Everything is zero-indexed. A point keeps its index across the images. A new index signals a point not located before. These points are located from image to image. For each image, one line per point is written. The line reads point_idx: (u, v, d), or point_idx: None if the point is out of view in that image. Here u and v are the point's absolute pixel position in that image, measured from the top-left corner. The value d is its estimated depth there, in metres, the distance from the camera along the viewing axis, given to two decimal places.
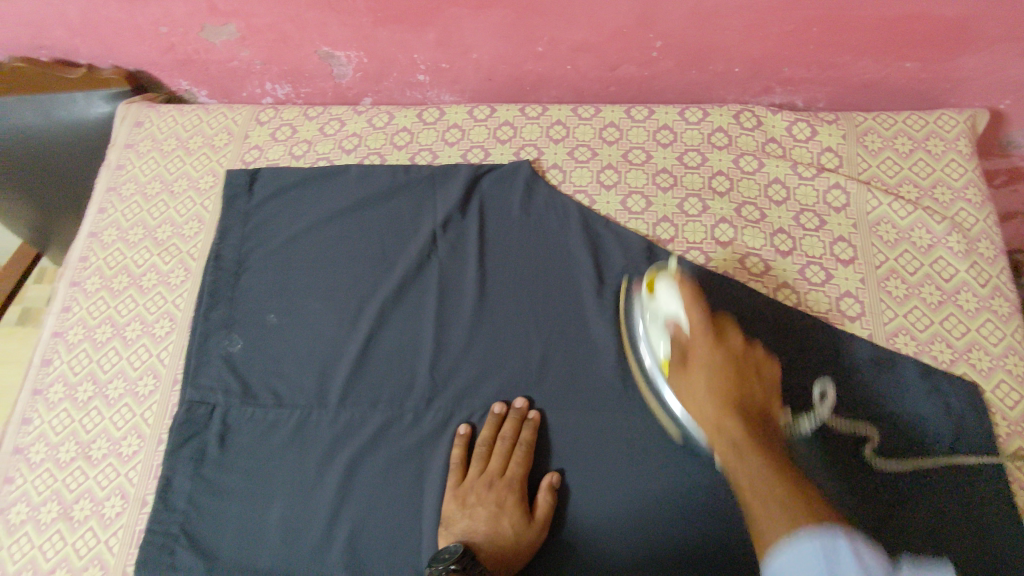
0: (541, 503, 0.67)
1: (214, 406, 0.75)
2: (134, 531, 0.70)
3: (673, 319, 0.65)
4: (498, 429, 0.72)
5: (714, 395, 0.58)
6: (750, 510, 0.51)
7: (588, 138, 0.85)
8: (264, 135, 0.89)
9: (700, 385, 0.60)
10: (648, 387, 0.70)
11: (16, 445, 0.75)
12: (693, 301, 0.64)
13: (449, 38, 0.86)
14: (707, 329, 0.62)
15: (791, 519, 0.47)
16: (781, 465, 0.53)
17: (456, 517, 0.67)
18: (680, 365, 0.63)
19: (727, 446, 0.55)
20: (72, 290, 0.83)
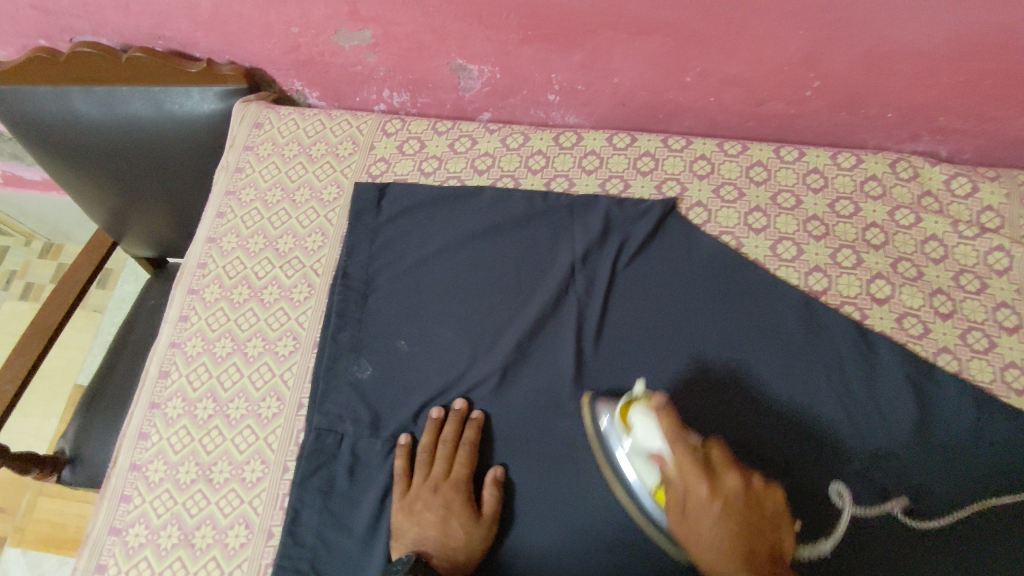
0: (490, 502, 0.67)
1: (342, 435, 0.71)
2: (260, 565, 0.67)
3: (658, 455, 0.60)
4: (438, 433, 0.71)
5: (727, 537, 0.55)
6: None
7: (734, 176, 0.81)
8: (391, 146, 0.86)
9: (704, 527, 0.56)
10: (608, 463, 0.66)
11: (133, 461, 0.72)
12: (676, 439, 0.58)
13: (596, 62, 0.82)
14: (702, 472, 0.57)
15: None
16: None
17: (405, 527, 0.67)
18: (677, 509, 0.59)
19: None
20: (190, 298, 0.80)
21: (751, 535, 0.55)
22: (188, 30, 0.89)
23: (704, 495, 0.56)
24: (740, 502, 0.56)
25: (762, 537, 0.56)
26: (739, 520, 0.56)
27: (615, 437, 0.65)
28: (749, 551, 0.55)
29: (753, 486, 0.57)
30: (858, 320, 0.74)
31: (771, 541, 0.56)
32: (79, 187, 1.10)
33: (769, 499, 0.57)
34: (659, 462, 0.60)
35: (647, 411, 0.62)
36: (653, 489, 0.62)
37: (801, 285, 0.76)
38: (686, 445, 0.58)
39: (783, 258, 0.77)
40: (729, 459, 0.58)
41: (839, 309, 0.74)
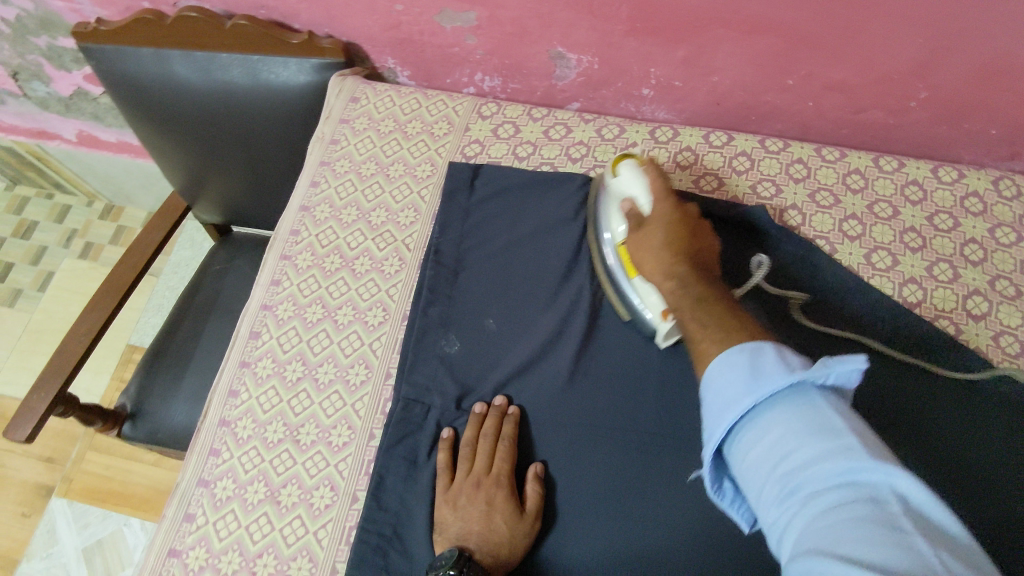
0: (533, 496, 0.65)
1: (429, 406, 0.72)
2: (344, 527, 0.68)
3: (630, 199, 0.71)
4: (480, 428, 0.70)
5: (667, 241, 0.65)
6: (690, 332, 0.57)
7: (830, 181, 0.81)
8: (486, 129, 0.88)
9: (659, 234, 0.66)
10: (608, 279, 0.75)
11: (223, 417, 0.74)
12: (654, 181, 0.70)
13: (698, 58, 0.82)
14: (664, 196, 0.69)
15: (725, 338, 0.53)
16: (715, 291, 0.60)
17: (449, 521, 0.65)
18: (635, 226, 0.69)
19: (676, 291, 0.62)
20: (282, 263, 0.82)
21: (694, 250, 0.66)
22: (293, 1, 0.91)
23: (665, 207, 0.68)
24: (690, 219, 0.68)
25: (702, 254, 0.66)
26: (687, 236, 0.66)
27: (604, 209, 0.75)
28: (691, 264, 0.64)
29: (701, 225, 0.69)
30: (953, 334, 0.72)
31: (705, 255, 0.66)
32: (162, 148, 1.13)
33: (712, 253, 0.68)
34: (630, 205, 0.71)
35: (635, 165, 0.73)
36: (619, 242, 0.72)
37: (894, 295, 0.74)
38: (662, 187, 0.69)
39: (878, 267, 0.76)
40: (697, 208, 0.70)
41: (934, 322, 0.72)
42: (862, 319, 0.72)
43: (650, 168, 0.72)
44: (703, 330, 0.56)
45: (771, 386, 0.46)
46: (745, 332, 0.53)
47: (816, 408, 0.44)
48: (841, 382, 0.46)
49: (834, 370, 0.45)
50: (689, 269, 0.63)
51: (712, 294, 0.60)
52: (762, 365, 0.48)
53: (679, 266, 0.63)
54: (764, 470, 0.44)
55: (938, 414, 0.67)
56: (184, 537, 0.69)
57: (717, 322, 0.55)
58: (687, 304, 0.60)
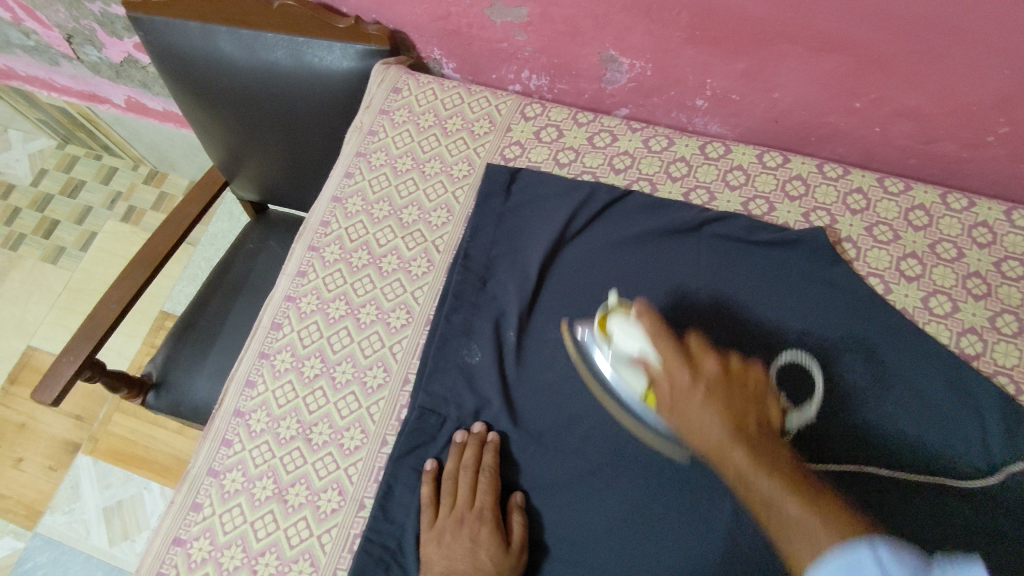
0: (517, 531, 0.63)
1: (445, 418, 0.70)
2: (349, 534, 0.66)
3: (639, 357, 0.62)
4: (461, 459, 0.68)
5: (716, 415, 0.56)
6: (764, 515, 0.51)
7: (890, 216, 0.75)
8: (528, 131, 0.84)
9: (699, 408, 0.57)
10: (607, 392, 0.68)
11: (238, 407, 0.73)
12: (659, 339, 0.61)
13: (760, 73, 0.77)
14: (678, 358, 0.60)
15: (836, 531, 0.47)
16: (785, 472, 0.52)
17: (434, 560, 0.63)
18: (666, 409, 0.59)
19: (731, 476, 0.53)
20: (309, 254, 0.80)
21: (741, 407, 0.57)
22: None
23: (687, 380, 0.58)
24: (718, 380, 0.58)
25: (749, 418, 0.56)
26: (723, 394, 0.57)
27: (602, 364, 0.67)
28: (738, 420, 0.55)
29: (733, 364, 0.60)
30: (1011, 394, 0.66)
31: (755, 419, 0.56)
32: (203, 123, 1.12)
33: (757, 385, 0.59)
34: (642, 366, 0.62)
35: (624, 318, 0.65)
36: (645, 395, 0.62)
37: (950, 346, 0.69)
38: (668, 343, 0.61)
39: (936, 313, 0.70)
40: (708, 345, 0.62)
41: (992, 379, 0.67)
42: (913, 367, 0.67)
43: (645, 321, 0.63)
44: (795, 521, 0.48)
45: None
46: (844, 521, 0.48)
47: None
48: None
49: None
50: (750, 441, 0.54)
51: (773, 463, 0.53)
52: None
53: (728, 443, 0.54)
54: None
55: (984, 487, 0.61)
56: (189, 527, 0.68)
57: (790, 507, 0.49)
58: (772, 487, 0.50)
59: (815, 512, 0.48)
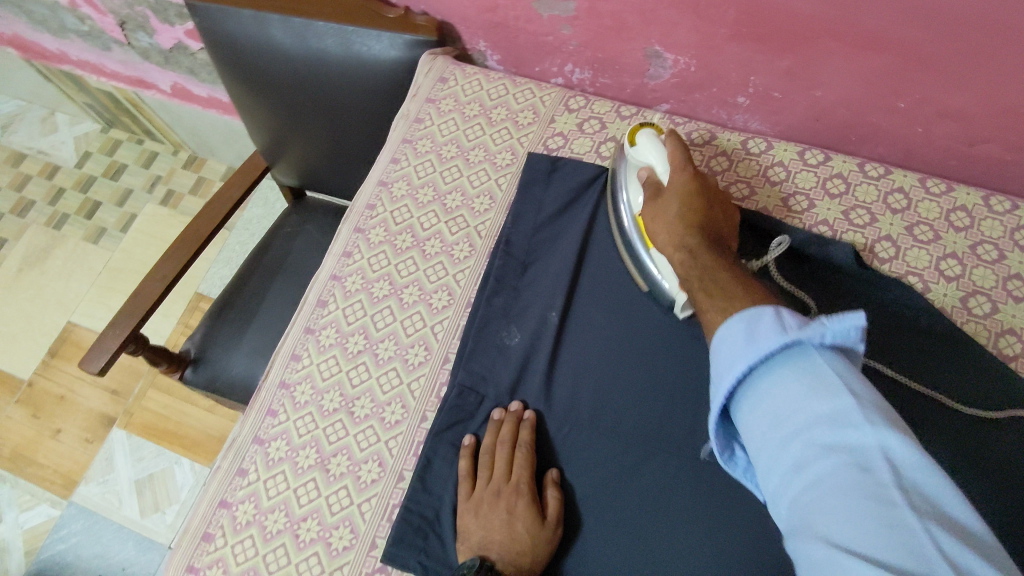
0: (552, 504, 0.64)
1: (484, 397, 0.72)
2: (388, 504, 0.68)
3: (648, 168, 0.71)
4: (499, 435, 0.69)
5: (681, 211, 0.66)
6: (703, 305, 0.57)
7: (931, 216, 0.76)
8: (571, 123, 0.86)
9: (673, 199, 0.67)
10: (614, 213, 0.77)
11: (283, 379, 0.76)
12: (676, 150, 0.70)
13: (805, 71, 0.78)
14: (684, 166, 0.68)
15: (742, 301, 0.53)
16: (732, 266, 0.59)
17: (471, 530, 0.64)
18: (651, 197, 0.69)
19: (683, 262, 0.62)
20: (355, 235, 0.83)
21: (711, 214, 0.66)
22: None
23: (684, 172, 0.68)
24: (705, 189, 0.68)
25: (713, 224, 0.65)
26: (704, 197, 0.67)
27: (623, 172, 0.75)
28: (700, 223, 0.64)
29: (721, 192, 0.70)
30: None
31: (716, 226, 0.66)
32: (248, 109, 1.15)
33: (723, 222, 0.67)
34: (649, 174, 0.71)
35: (653, 134, 0.73)
36: (637, 214, 0.72)
37: (988, 346, 0.69)
38: (680, 157, 0.69)
39: (975, 313, 0.71)
40: (713, 179, 0.71)
41: None
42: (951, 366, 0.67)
43: (669, 139, 0.72)
44: (719, 297, 0.55)
45: (828, 392, 0.42)
46: (755, 296, 0.53)
47: (820, 365, 0.43)
48: (841, 341, 0.45)
49: (831, 334, 0.44)
50: (706, 240, 0.62)
51: (723, 254, 0.61)
52: (757, 328, 0.47)
53: (694, 241, 0.63)
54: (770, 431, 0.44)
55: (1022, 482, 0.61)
56: (235, 491, 0.71)
57: (741, 293, 0.54)
58: (724, 274, 0.57)
59: (744, 290, 0.54)
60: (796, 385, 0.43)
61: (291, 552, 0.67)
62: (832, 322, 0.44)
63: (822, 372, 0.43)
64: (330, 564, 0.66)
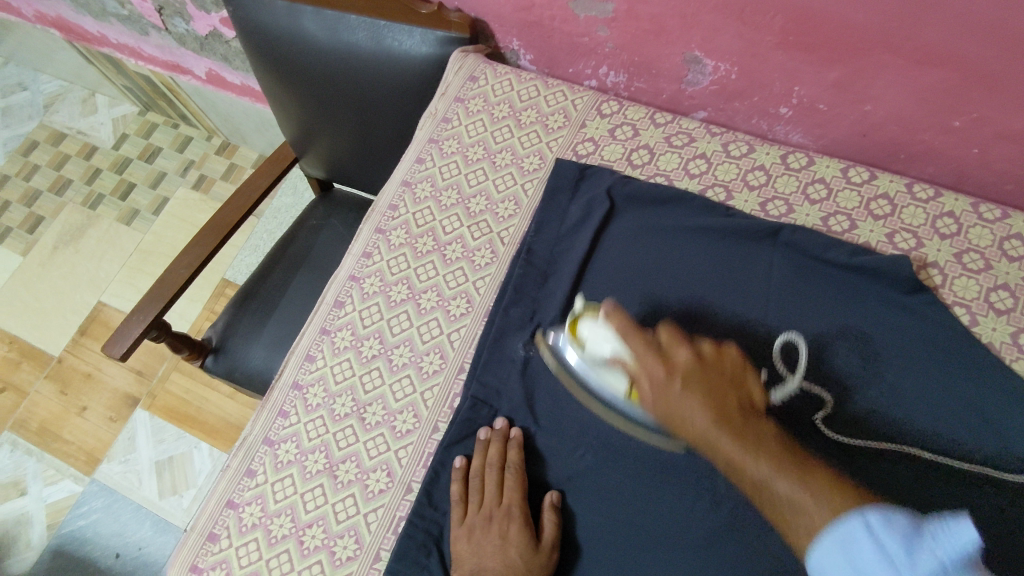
0: (548, 529, 0.62)
1: (496, 410, 0.70)
2: (394, 516, 0.67)
3: (612, 355, 0.61)
4: (486, 455, 0.67)
5: (687, 393, 0.55)
6: (758, 499, 0.50)
7: (983, 244, 0.71)
8: (603, 128, 0.83)
9: (676, 395, 0.56)
10: (577, 385, 0.67)
11: (296, 380, 0.75)
12: (629, 333, 0.60)
13: (854, 83, 0.73)
14: (653, 354, 0.58)
15: (835, 505, 0.46)
16: (776, 452, 0.51)
17: (464, 557, 0.62)
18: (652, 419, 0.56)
19: (719, 459, 0.52)
20: (376, 236, 0.81)
21: (719, 393, 0.55)
22: None
23: (662, 378, 0.57)
24: (706, 363, 0.57)
25: (729, 400, 0.55)
26: (706, 384, 0.56)
27: (574, 367, 0.66)
28: (721, 407, 0.54)
29: (726, 358, 0.58)
30: None
31: (738, 400, 0.55)
32: (278, 99, 1.14)
33: (744, 378, 0.57)
34: (615, 363, 0.61)
35: (593, 319, 0.64)
36: (627, 392, 0.61)
37: None
38: (640, 338, 0.59)
39: None
40: (688, 344, 0.59)
41: None
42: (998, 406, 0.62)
43: (613, 315, 0.62)
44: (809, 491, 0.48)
45: None
46: (843, 493, 0.47)
47: None
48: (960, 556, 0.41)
49: (946, 552, 0.41)
50: (736, 420, 0.53)
51: (755, 435, 0.52)
52: (857, 557, 0.44)
53: (712, 432, 0.53)
54: None
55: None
56: (243, 491, 0.70)
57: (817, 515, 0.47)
58: (771, 476, 0.49)
59: (804, 487, 0.48)
60: None
61: (295, 559, 0.66)
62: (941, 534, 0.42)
63: None
64: (333, 573, 0.65)
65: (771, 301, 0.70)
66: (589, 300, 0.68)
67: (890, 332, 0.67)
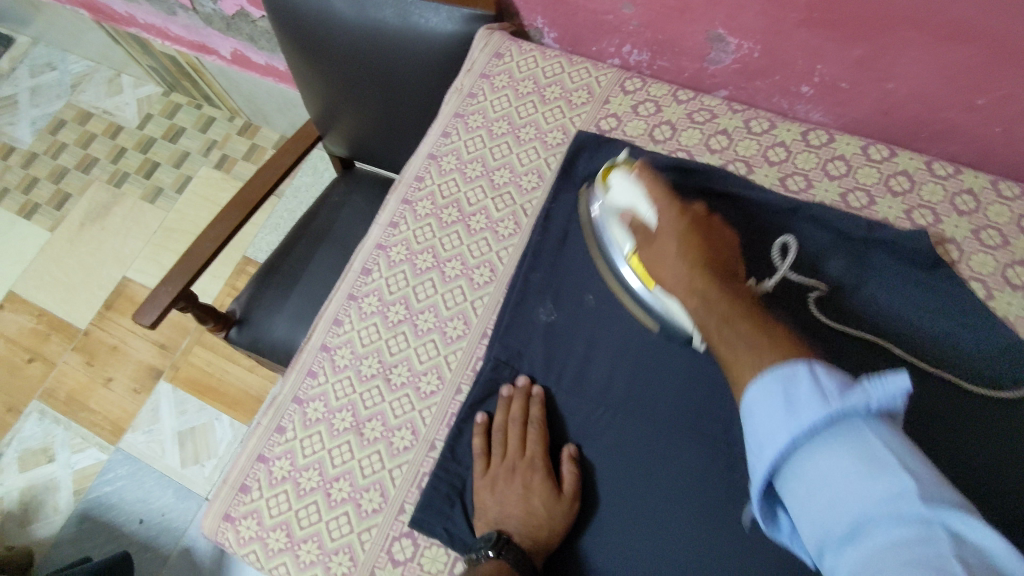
0: (569, 479, 0.64)
1: (518, 372, 0.72)
2: (418, 471, 0.70)
3: (628, 210, 0.68)
4: (509, 411, 0.69)
5: (681, 250, 0.60)
6: (718, 351, 0.52)
7: (1001, 220, 0.72)
8: (626, 104, 0.84)
9: (670, 240, 0.62)
10: (609, 271, 0.73)
11: (325, 342, 0.77)
12: (655, 194, 0.66)
13: (878, 61, 0.74)
14: (671, 203, 0.64)
15: (779, 352, 0.46)
16: (738, 309, 0.52)
17: (489, 505, 0.65)
18: (645, 243, 0.64)
19: (696, 301, 0.56)
20: (402, 206, 0.83)
21: (705, 250, 0.59)
22: None
23: (672, 218, 0.63)
24: (701, 227, 0.62)
25: (715, 254, 0.60)
26: (701, 232, 0.61)
27: (601, 225, 0.73)
28: (706, 256, 0.59)
29: (712, 221, 0.63)
30: None
31: (726, 257, 0.60)
32: (305, 76, 1.16)
33: (728, 241, 0.62)
34: (631, 217, 0.68)
35: (624, 172, 0.70)
36: (629, 253, 0.69)
37: None
38: (661, 195, 0.65)
39: None
40: (704, 207, 0.64)
41: None
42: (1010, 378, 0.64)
43: (642, 175, 0.68)
44: (745, 351, 0.49)
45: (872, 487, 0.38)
46: (790, 345, 0.47)
47: (861, 429, 0.40)
48: (888, 405, 0.40)
49: (875, 396, 0.40)
50: (698, 271, 0.58)
51: (733, 297, 0.54)
52: (797, 395, 0.42)
53: (698, 285, 0.57)
54: (819, 517, 0.40)
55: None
56: (273, 447, 0.73)
57: (746, 337, 0.49)
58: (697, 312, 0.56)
59: (764, 334, 0.48)
60: (843, 463, 0.39)
61: (323, 510, 0.69)
62: (875, 384, 0.40)
63: (873, 449, 0.39)
64: (359, 525, 0.68)
65: (788, 273, 0.71)
66: (627, 155, 0.74)
67: (902, 305, 0.69)
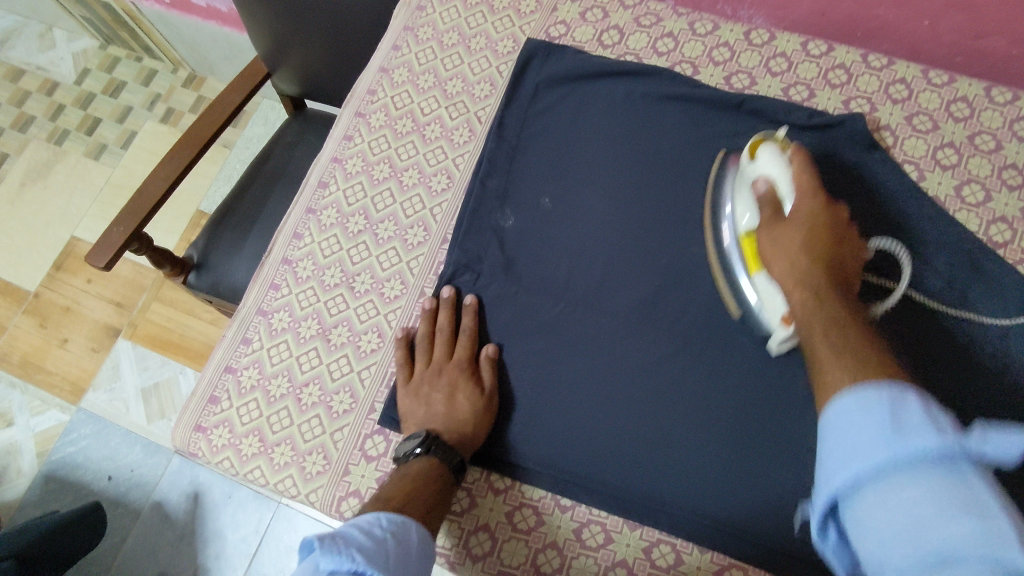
0: (488, 378, 0.67)
1: (478, 275, 0.73)
2: (387, 371, 0.71)
3: (767, 179, 0.64)
4: (434, 323, 0.71)
5: (806, 242, 0.58)
6: (812, 350, 0.49)
7: (932, 106, 0.76)
8: (574, 11, 0.85)
9: (794, 232, 0.59)
10: (718, 261, 0.70)
11: (286, 256, 0.77)
12: (802, 168, 0.63)
13: None
14: (816, 192, 0.61)
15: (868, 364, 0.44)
16: (853, 329, 0.49)
17: (411, 408, 0.66)
18: (770, 226, 0.61)
19: (809, 297, 0.54)
20: (356, 120, 0.83)
21: (836, 252, 0.57)
22: None
23: (811, 207, 0.60)
24: (838, 227, 0.59)
25: (842, 267, 0.57)
26: (828, 239, 0.58)
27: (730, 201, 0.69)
28: (829, 258, 0.56)
29: (852, 233, 0.60)
30: None
31: (846, 273, 0.57)
32: (247, 9, 1.12)
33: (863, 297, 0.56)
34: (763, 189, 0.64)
35: (777, 149, 0.66)
36: (747, 223, 0.66)
37: (978, 233, 0.70)
38: (807, 172, 0.62)
39: (968, 202, 0.72)
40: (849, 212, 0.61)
41: (1016, 266, 0.69)
42: (938, 249, 0.68)
43: (795, 151, 0.65)
44: (831, 353, 0.47)
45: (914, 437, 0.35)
46: (885, 366, 0.44)
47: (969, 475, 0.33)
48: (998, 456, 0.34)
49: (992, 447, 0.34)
50: (818, 265, 0.56)
51: (852, 318, 0.51)
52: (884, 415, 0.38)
53: (823, 287, 0.54)
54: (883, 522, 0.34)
55: (970, 387, 0.62)
56: (240, 357, 0.73)
57: (851, 332, 0.48)
58: (802, 312, 0.53)
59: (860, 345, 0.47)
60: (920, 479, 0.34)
61: (294, 414, 0.70)
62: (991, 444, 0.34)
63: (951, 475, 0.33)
64: (331, 425, 0.69)
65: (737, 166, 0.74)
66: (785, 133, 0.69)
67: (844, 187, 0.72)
